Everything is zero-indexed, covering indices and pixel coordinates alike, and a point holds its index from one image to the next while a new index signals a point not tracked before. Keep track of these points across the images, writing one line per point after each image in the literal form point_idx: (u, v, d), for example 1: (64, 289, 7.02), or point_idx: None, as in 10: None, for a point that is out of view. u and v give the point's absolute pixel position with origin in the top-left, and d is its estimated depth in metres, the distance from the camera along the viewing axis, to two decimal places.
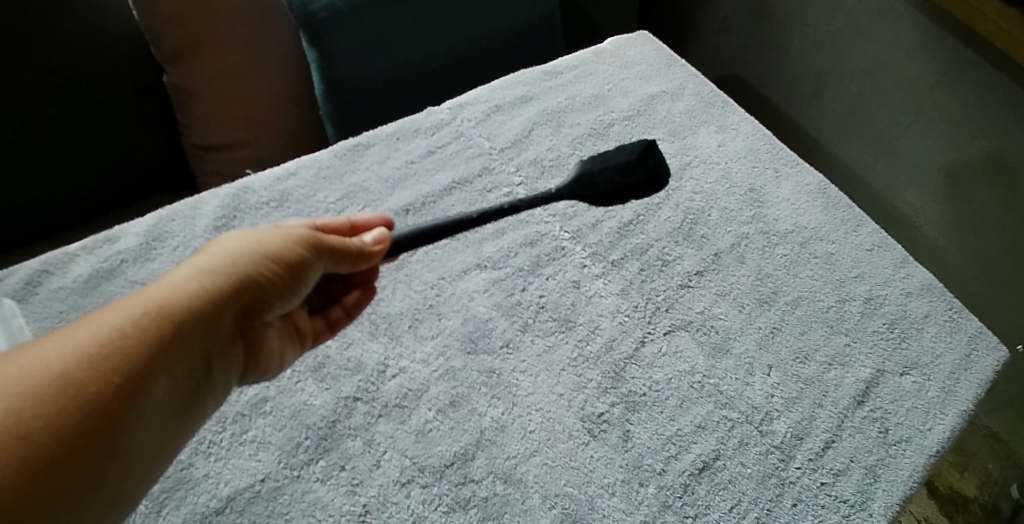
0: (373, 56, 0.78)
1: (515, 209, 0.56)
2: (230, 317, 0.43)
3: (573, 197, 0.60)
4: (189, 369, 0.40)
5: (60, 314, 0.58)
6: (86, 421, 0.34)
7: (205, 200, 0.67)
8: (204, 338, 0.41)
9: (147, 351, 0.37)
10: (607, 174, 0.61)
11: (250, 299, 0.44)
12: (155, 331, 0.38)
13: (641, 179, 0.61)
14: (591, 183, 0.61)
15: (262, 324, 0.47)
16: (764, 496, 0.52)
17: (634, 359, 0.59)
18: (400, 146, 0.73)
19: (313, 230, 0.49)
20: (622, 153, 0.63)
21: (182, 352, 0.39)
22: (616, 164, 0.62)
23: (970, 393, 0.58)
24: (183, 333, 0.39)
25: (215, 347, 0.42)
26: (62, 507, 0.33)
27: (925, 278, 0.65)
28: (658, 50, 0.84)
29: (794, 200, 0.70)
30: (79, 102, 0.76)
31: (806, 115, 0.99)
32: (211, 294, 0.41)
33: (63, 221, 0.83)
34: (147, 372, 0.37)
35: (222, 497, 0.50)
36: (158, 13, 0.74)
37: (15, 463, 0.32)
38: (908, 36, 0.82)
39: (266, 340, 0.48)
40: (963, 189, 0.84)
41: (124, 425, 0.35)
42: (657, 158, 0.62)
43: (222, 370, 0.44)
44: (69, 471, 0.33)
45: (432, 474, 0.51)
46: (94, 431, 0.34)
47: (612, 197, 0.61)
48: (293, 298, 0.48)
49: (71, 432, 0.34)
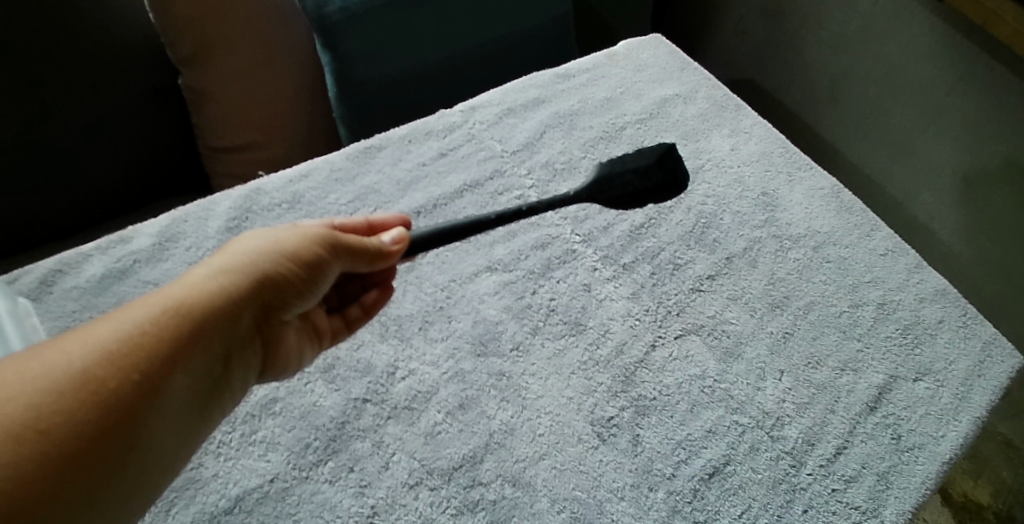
0: (388, 59, 0.79)
1: (533, 210, 0.56)
2: (250, 315, 0.43)
3: (592, 201, 0.60)
4: (207, 367, 0.40)
5: (74, 314, 0.58)
6: (106, 417, 0.34)
7: (218, 201, 0.68)
8: (224, 336, 0.41)
9: (167, 350, 0.37)
10: (626, 177, 0.61)
11: (270, 297, 0.44)
12: (175, 330, 0.38)
13: (659, 183, 0.61)
14: (610, 185, 0.60)
15: (281, 323, 0.47)
16: (775, 501, 0.51)
17: (645, 363, 0.58)
18: (412, 149, 0.73)
19: (331, 229, 0.49)
20: (642, 156, 0.62)
21: (201, 350, 0.39)
22: (635, 166, 0.62)
23: (984, 400, 0.57)
24: (203, 330, 0.39)
25: (234, 346, 0.43)
26: (81, 503, 0.33)
27: (940, 283, 0.64)
28: (671, 52, 0.84)
29: (808, 205, 0.70)
30: (96, 102, 0.77)
31: (822, 119, 0.99)
32: (230, 292, 0.41)
33: (80, 220, 0.84)
34: (166, 369, 0.37)
35: (231, 497, 0.50)
36: (173, 16, 0.75)
37: (34, 457, 0.32)
38: (924, 40, 0.81)
39: (286, 339, 0.48)
40: (980, 193, 0.83)
41: (143, 422, 0.36)
42: (677, 162, 0.62)
43: (241, 368, 0.44)
44: (88, 467, 0.33)
45: (441, 476, 0.51)
46: (113, 427, 0.34)
47: (630, 200, 0.61)
48: (312, 297, 0.48)
49: (89, 427, 0.34)
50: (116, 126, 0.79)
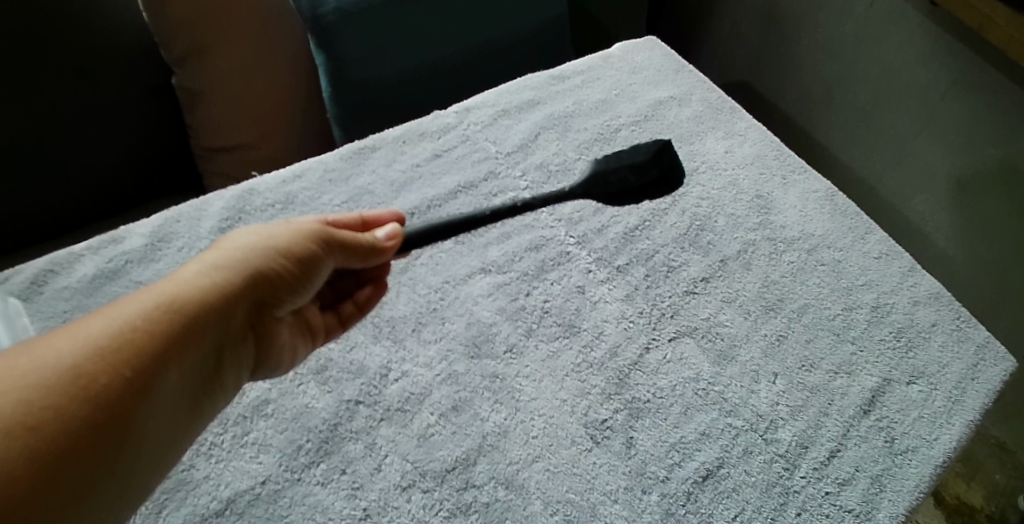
0: (383, 60, 0.78)
1: (529, 206, 0.56)
2: (243, 311, 0.43)
3: (587, 196, 0.60)
4: (200, 363, 0.40)
5: (64, 314, 0.58)
6: (97, 412, 0.34)
7: (211, 201, 0.67)
8: (216, 332, 0.41)
9: (159, 345, 0.37)
10: (621, 173, 0.61)
11: (263, 293, 0.44)
12: (168, 325, 0.38)
13: (656, 178, 0.61)
14: (605, 181, 0.60)
15: (275, 319, 0.47)
16: (768, 504, 0.51)
17: (639, 365, 0.58)
18: (406, 149, 0.73)
19: (325, 225, 0.49)
20: (638, 153, 0.62)
21: (194, 345, 0.39)
22: (630, 163, 0.62)
23: (977, 403, 0.57)
24: (195, 326, 0.39)
25: (227, 342, 0.42)
26: (73, 500, 0.33)
27: (934, 286, 0.64)
28: (666, 55, 0.84)
29: (802, 208, 0.70)
30: (90, 100, 0.76)
31: (816, 122, 0.99)
32: (223, 288, 0.41)
33: (72, 220, 0.83)
34: (158, 365, 0.37)
35: (223, 498, 0.50)
36: (167, 15, 0.74)
37: (24, 453, 0.31)
38: (918, 43, 0.81)
39: (279, 335, 0.48)
40: (973, 197, 0.83)
41: (136, 418, 0.35)
42: (672, 158, 0.62)
43: (234, 364, 0.44)
44: (80, 463, 0.33)
45: (434, 479, 0.51)
46: (105, 422, 0.34)
47: (627, 196, 0.61)
48: (305, 293, 0.48)
49: (81, 423, 0.33)
50: (109, 125, 0.79)
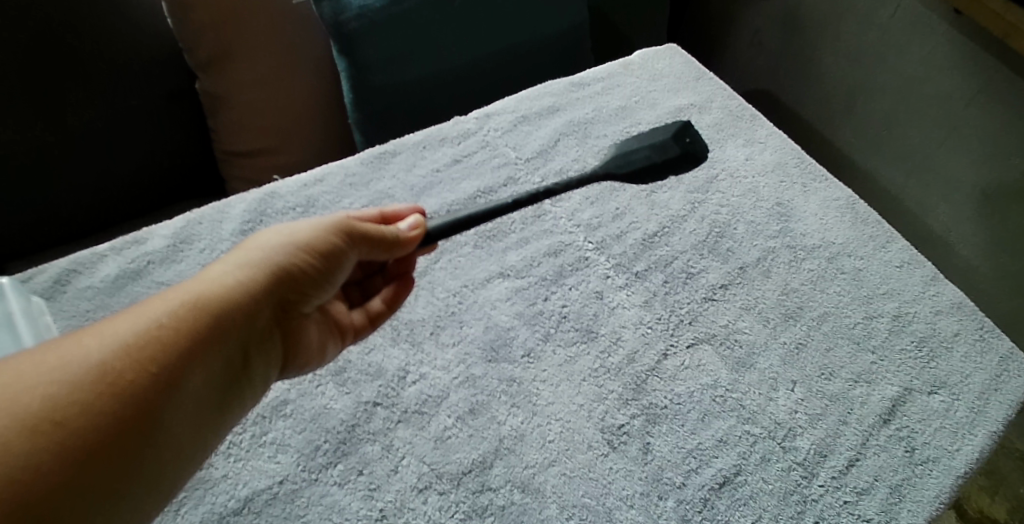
0: (405, 66, 0.79)
1: (551, 193, 0.57)
2: (269, 308, 0.44)
3: (609, 176, 0.61)
4: (228, 359, 0.41)
5: (87, 313, 0.59)
6: (124, 408, 0.35)
7: (233, 204, 0.68)
8: (242, 329, 0.41)
9: (185, 342, 0.38)
10: (643, 152, 0.62)
11: (288, 289, 0.45)
12: (193, 323, 0.39)
13: (677, 155, 0.63)
14: (628, 161, 0.62)
15: (301, 316, 0.47)
16: (785, 512, 0.51)
17: (656, 371, 0.58)
18: (426, 154, 0.73)
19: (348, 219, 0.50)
20: (657, 133, 0.64)
21: (220, 343, 0.40)
22: (651, 142, 0.63)
23: (1000, 414, 0.57)
24: (220, 322, 0.40)
25: (254, 339, 0.43)
26: (100, 496, 0.34)
27: (957, 296, 0.64)
28: (687, 63, 0.84)
29: (822, 215, 0.70)
30: (114, 104, 0.78)
31: (837, 129, 0.98)
32: (248, 286, 0.42)
33: (92, 223, 0.85)
34: (183, 363, 0.37)
35: (241, 497, 0.50)
36: (193, 23, 0.76)
37: (52, 447, 0.32)
38: (943, 51, 0.81)
39: (307, 332, 0.48)
40: (1000, 207, 0.82)
41: (162, 414, 0.36)
42: (693, 136, 0.64)
43: (263, 361, 0.45)
44: (106, 458, 0.34)
45: (450, 481, 0.51)
46: (133, 418, 0.35)
47: (651, 173, 0.62)
48: (330, 287, 0.48)
49: (108, 419, 0.34)
50: (132, 130, 0.81)
